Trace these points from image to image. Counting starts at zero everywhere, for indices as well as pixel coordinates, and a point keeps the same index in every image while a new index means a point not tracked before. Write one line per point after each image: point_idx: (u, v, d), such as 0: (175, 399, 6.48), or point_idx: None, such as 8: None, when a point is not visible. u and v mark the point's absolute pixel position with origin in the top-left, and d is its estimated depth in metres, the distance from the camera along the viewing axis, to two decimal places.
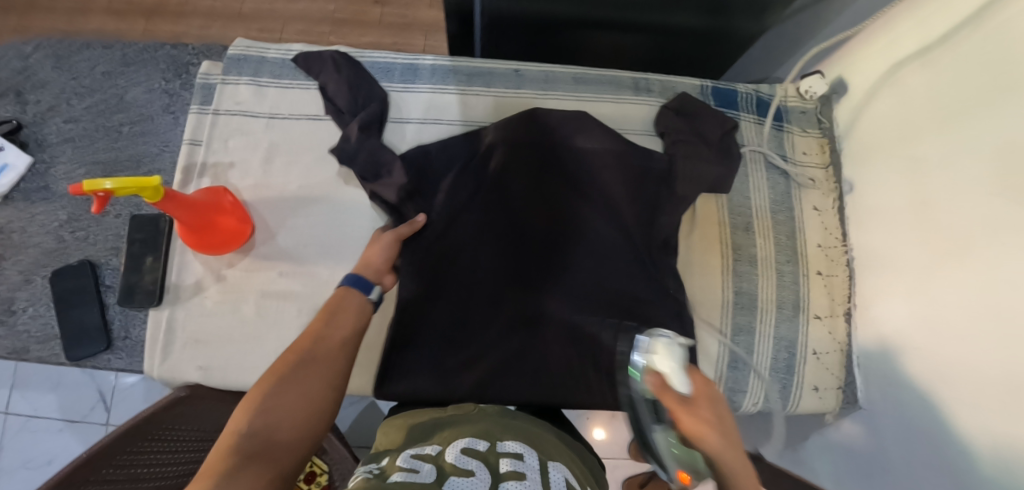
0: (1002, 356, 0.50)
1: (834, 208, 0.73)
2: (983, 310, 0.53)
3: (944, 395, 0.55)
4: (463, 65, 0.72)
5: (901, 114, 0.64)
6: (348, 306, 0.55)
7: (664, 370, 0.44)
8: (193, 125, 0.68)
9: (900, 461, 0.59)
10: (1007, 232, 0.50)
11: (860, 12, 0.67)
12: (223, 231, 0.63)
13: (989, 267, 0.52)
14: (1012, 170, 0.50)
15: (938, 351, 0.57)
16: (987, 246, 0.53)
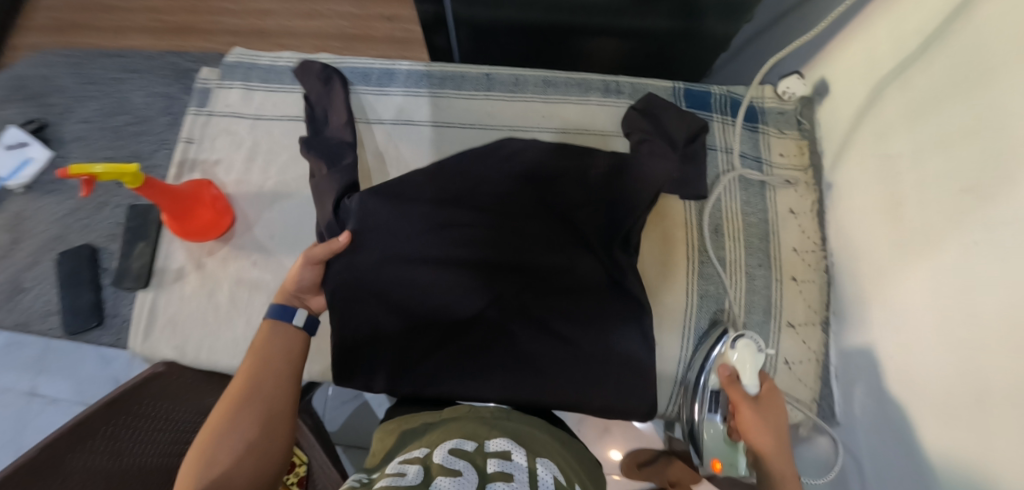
0: (970, 359, 0.48)
1: (811, 211, 0.70)
2: (951, 310, 0.51)
3: (914, 398, 0.54)
4: (436, 69, 0.75)
5: (876, 118, 0.62)
6: (273, 335, 0.57)
7: (739, 368, 0.58)
8: (188, 125, 0.74)
9: (874, 467, 0.58)
10: (976, 230, 0.48)
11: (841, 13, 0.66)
12: (202, 220, 0.68)
13: (958, 266, 0.50)
14: (980, 166, 0.49)
15: (908, 353, 0.55)
16: (954, 243, 0.51)
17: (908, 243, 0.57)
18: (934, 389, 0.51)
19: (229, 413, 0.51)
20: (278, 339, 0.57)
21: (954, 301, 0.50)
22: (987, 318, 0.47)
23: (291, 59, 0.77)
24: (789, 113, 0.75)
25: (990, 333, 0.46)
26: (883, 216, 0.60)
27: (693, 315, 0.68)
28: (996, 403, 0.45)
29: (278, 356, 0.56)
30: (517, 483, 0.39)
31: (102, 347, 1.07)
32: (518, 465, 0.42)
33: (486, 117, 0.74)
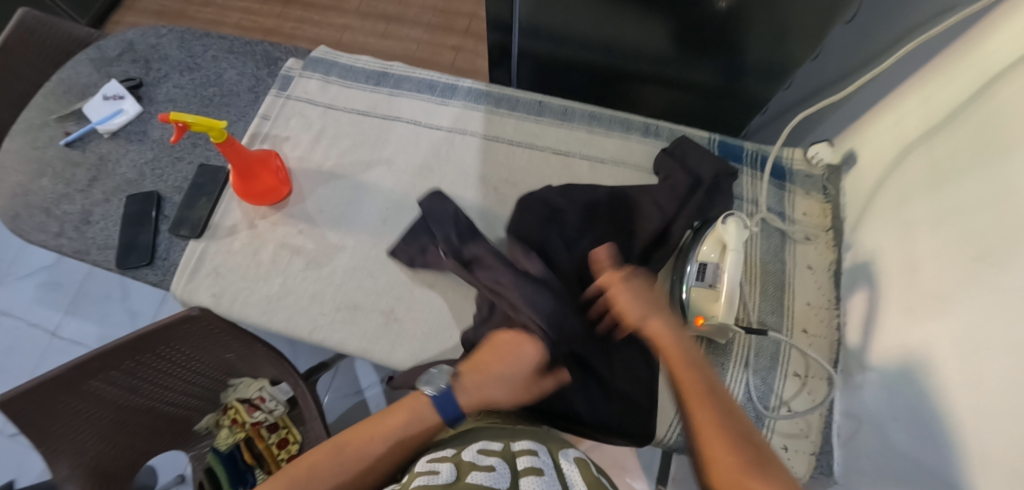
0: (974, 420, 0.49)
1: (828, 269, 0.73)
2: (957, 370, 0.52)
3: (920, 456, 0.54)
4: (495, 90, 0.82)
5: (900, 191, 0.66)
6: (409, 419, 0.56)
7: (728, 237, 0.65)
8: (267, 104, 0.83)
9: None
10: (986, 295, 0.51)
11: (878, 91, 0.72)
12: (264, 184, 0.75)
13: (966, 328, 0.52)
14: (992, 236, 0.52)
15: (915, 412, 0.56)
16: (962, 307, 0.53)
17: (921, 309, 0.59)
18: (939, 449, 0.52)
19: (326, 461, 0.52)
20: (409, 428, 0.55)
21: (958, 363, 0.52)
22: (991, 380, 0.48)
23: (368, 62, 0.85)
24: (816, 178, 0.79)
25: (995, 394, 0.47)
26: (901, 284, 0.63)
27: (700, 349, 0.69)
28: (998, 461, 0.45)
29: (393, 443, 0.54)
30: (547, 476, 0.43)
31: (128, 279, 1.15)
32: (545, 461, 0.47)
33: (533, 138, 0.79)
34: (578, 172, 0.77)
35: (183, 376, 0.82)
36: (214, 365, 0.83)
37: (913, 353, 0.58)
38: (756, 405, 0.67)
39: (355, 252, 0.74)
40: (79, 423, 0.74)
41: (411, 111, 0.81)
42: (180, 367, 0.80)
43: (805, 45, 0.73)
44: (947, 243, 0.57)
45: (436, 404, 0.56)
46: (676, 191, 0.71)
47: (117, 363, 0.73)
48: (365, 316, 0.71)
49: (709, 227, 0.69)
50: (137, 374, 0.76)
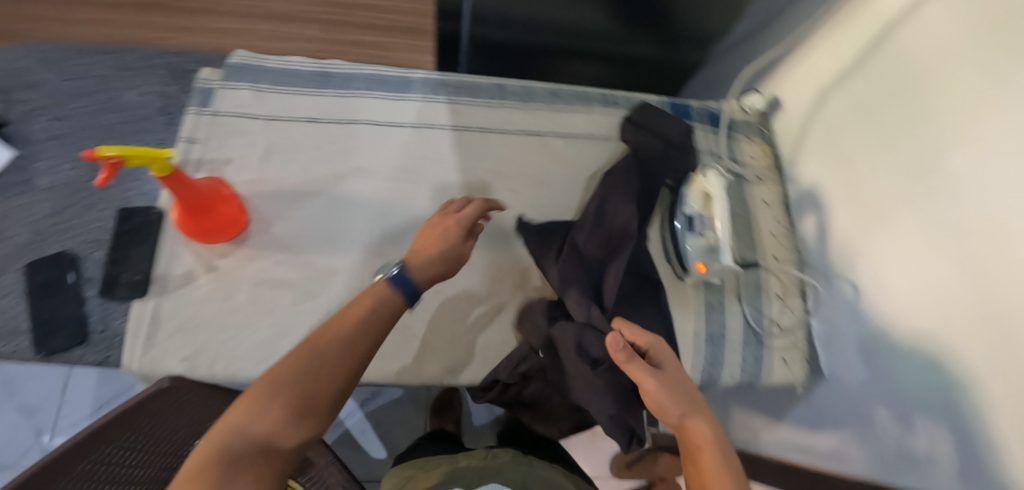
0: (940, 304, 0.59)
1: (778, 201, 0.83)
2: (913, 267, 0.63)
3: (891, 346, 0.64)
4: (452, 79, 0.78)
5: (830, 128, 0.77)
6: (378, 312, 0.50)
7: (712, 189, 0.70)
8: (189, 125, 0.70)
9: (872, 412, 0.66)
10: (925, 200, 0.62)
11: (791, 44, 0.83)
12: (220, 218, 0.64)
13: (913, 231, 0.63)
14: (918, 152, 0.63)
15: (882, 309, 0.66)
16: (907, 215, 0.64)
17: (872, 222, 0.69)
18: (906, 335, 0.62)
19: (256, 403, 0.43)
20: (356, 338, 0.47)
21: (914, 261, 0.63)
22: (943, 270, 0.58)
23: (302, 63, 0.76)
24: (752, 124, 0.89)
25: (948, 281, 0.58)
26: (849, 205, 0.73)
27: (700, 292, 0.74)
28: (961, 335, 0.55)
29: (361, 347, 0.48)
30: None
31: (7, 366, 0.91)
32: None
33: (504, 123, 0.78)
34: (557, 150, 0.78)
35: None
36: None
37: (873, 259, 0.69)
38: (754, 330, 0.75)
39: (348, 272, 0.67)
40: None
41: (368, 111, 0.75)
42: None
43: (722, 8, 0.80)
44: (884, 165, 0.68)
45: (397, 283, 0.52)
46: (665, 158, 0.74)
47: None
48: None
49: (688, 181, 0.73)
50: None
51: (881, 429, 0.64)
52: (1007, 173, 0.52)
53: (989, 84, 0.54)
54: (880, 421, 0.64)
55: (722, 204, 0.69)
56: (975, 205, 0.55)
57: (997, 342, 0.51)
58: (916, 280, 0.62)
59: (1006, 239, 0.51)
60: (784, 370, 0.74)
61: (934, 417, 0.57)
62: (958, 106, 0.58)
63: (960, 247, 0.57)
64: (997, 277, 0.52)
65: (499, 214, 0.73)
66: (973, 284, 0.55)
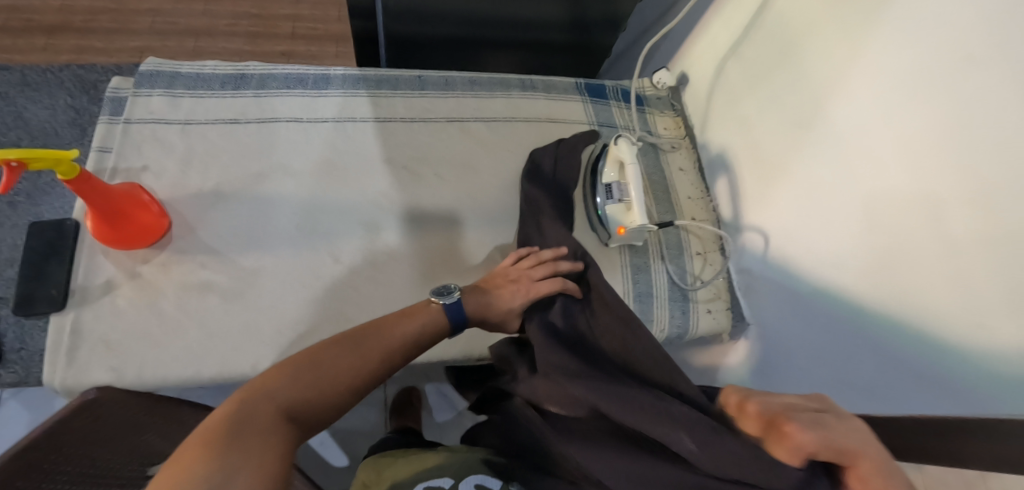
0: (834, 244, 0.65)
1: (693, 168, 0.89)
2: (810, 213, 0.69)
3: (801, 285, 0.70)
4: (371, 73, 0.80)
5: (730, 95, 0.83)
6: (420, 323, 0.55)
7: (624, 155, 0.75)
8: (101, 134, 0.70)
9: (790, 349, 0.71)
10: (812, 151, 0.68)
11: (691, 23, 0.89)
12: (139, 225, 0.63)
13: (805, 181, 0.70)
14: (802, 108, 0.69)
15: (790, 253, 0.72)
16: (799, 167, 0.71)
17: (770, 177, 0.76)
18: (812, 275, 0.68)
19: (281, 379, 0.44)
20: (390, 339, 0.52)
21: (809, 209, 0.69)
22: (834, 212, 0.65)
23: (217, 67, 0.76)
24: (664, 99, 0.95)
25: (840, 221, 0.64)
26: (751, 164, 0.80)
27: (626, 255, 0.79)
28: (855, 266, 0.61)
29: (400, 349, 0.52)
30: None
31: None
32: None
33: (426, 113, 0.80)
34: (480, 134, 0.81)
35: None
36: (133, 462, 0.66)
37: (778, 211, 0.75)
38: (679, 286, 0.80)
39: (278, 267, 0.67)
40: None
41: (288, 109, 0.76)
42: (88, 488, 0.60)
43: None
44: (775, 126, 0.74)
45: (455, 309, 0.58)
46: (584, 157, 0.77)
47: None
48: (312, 328, 0.66)
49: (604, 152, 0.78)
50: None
51: (795, 367, 0.70)
52: (873, 122, 0.59)
53: (855, 43, 0.61)
54: (792, 357, 0.71)
55: (633, 168, 0.74)
56: (851, 153, 0.62)
57: (885, 272, 0.58)
58: (813, 226, 0.69)
59: (882, 180, 0.59)
60: (709, 320, 0.80)
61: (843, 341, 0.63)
62: (832, 62, 0.64)
63: (844, 192, 0.64)
64: (880, 214, 0.59)
65: (427, 199, 0.74)
66: (858, 224, 0.62)
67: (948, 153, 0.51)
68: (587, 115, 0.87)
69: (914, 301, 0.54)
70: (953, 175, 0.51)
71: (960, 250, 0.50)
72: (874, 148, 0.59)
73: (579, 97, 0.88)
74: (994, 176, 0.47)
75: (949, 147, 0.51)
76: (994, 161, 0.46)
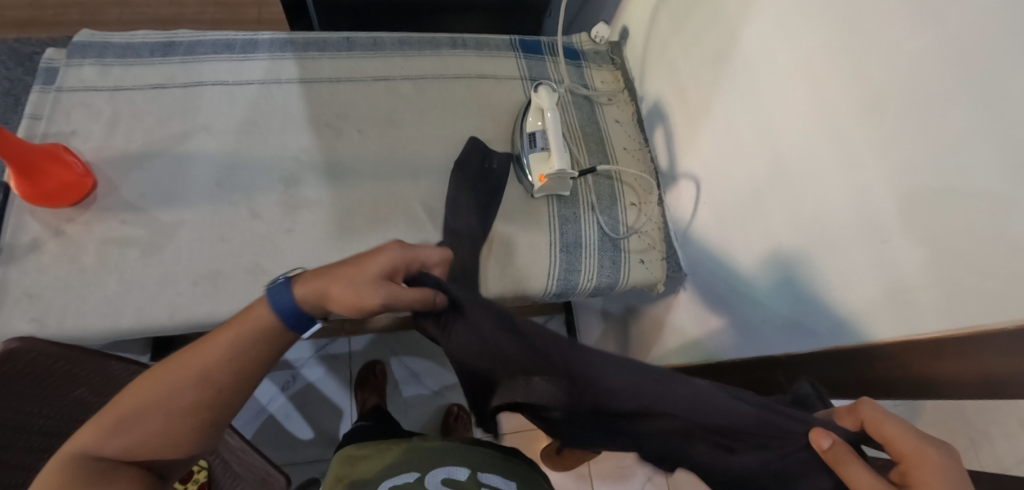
0: (762, 187, 0.63)
1: (631, 119, 0.88)
2: (735, 156, 0.67)
3: (736, 231, 0.68)
4: (298, 37, 0.81)
5: (660, 41, 0.80)
6: (252, 330, 0.43)
7: (542, 101, 0.75)
8: (34, 102, 0.72)
9: (732, 294, 0.71)
10: (735, 92, 0.65)
11: None
12: (58, 181, 0.64)
13: (729, 124, 0.67)
14: (723, 48, 0.67)
15: (722, 200, 0.71)
16: (723, 111, 0.68)
17: (694, 118, 0.74)
18: (746, 221, 0.66)
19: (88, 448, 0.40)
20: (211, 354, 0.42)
21: (733, 154, 0.67)
22: (758, 154, 0.63)
23: (147, 36, 0.78)
24: (603, 53, 0.93)
25: (765, 164, 0.62)
26: (680, 109, 0.78)
27: (553, 206, 0.78)
28: (784, 210, 0.60)
29: (229, 362, 0.42)
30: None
31: None
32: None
33: (352, 72, 0.81)
34: (406, 92, 0.81)
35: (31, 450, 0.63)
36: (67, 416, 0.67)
37: (705, 155, 0.73)
38: (611, 236, 0.79)
39: (197, 224, 0.69)
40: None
41: (214, 74, 0.77)
42: (13, 433, 0.62)
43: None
44: (695, 67, 0.73)
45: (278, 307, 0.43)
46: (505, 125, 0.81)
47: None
48: (230, 280, 0.67)
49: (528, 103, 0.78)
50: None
51: (737, 311, 0.70)
52: (776, 49, 0.57)
53: None
54: (733, 300, 0.70)
55: (552, 114, 0.75)
56: (761, 85, 0.61)
57: (811, 215, 0.56)
58: (740, 168, 0.66)
59: (798, 119, 0.56)
60: (642, 270, 0.80)
61: (777, 284, 0.62)
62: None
63: (756, 127, 0.62)
64: (787, 145, 0.58)
65: (350, 156, 0.75)
66: (774, 159, 0.60)
67: (850, 76, 0.49)
68: (519, 71, 0.86)
69: (829, 231, 0.53)
70: (864, 108, 0.48)
71: (859, 169, 0.49)
72: (792, 84, 0.56)
73: (512, 53, 0.87)
74: (903, 111, 0.44)
75: (863, 78, 0.47)
76: (903, 94, 0.44)
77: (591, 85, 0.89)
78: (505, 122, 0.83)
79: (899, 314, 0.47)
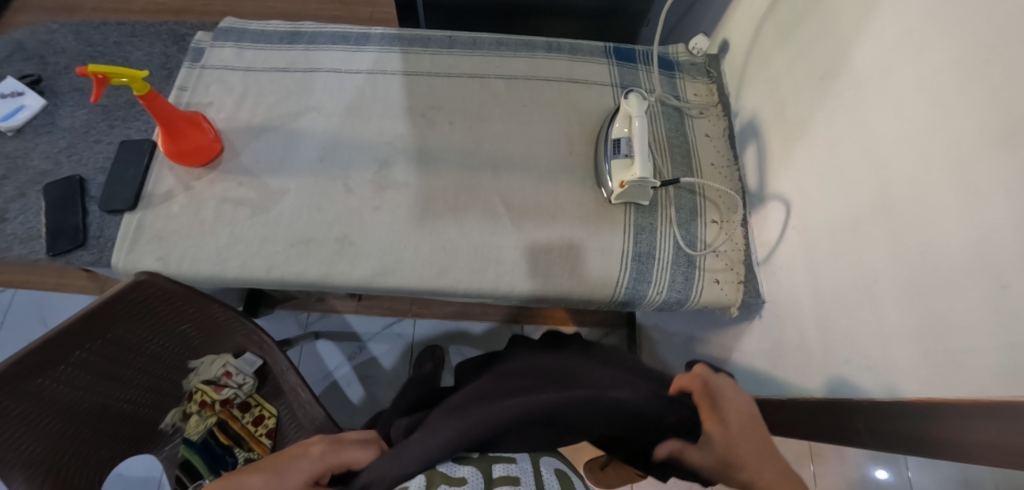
0: (860, 219, 0.58)
1: (722, 135, 0.85)
2: (832, 181, 0.63)
3: (825, 262, 0.64)
4: (406, 32, 0.87)
5: (763, 54, 0.77)
6: None
7: (632, 109, 0.74)
8: (182, 76, 0.84)
9: (812, 326, 0.66)
10: (841, 113, 0.61)
11: None
12: (193, 143, 0.74)
13: (830, 147, 0.63)
14: (833, 64, 0.63)
15: (812, 227, 0.66)
16: (824, 132, 0.64)
17: (792, 137, 0.70)
18: (839, 254, 0.62)
19: None
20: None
21: (831, 179, 0.63)
22: (860, 181, 0.58)
23: (278, 25, 0.88)
24: (699, 65, 0.90)
25: (867, 191, 0.57)
26: (776, 127, 0.74)
27: (630, 214, 0.77)
28: (882, 243, 0.55)
29: None
30: (522, 485, 0.47)
31: None
32: (523, 467, 0.51)
33: (450, 68, 0.85)
34: (496, 90, 0.85)
35: (140, 369, 0.75)
36: (175, 348, 0.78)
37: (799, 176, 0.69)
38: (686, 250, 0.77)
39: (297, 193, 0.76)
40: (30, 431, 0.64)
41: (330, 61, 0.85)
42: (134, 355, 0.73)
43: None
44: (798, 86, 0.69)
45: None
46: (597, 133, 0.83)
47: (65, 353, 0.65)
48: (320, 246, 0.73)
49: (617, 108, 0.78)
50: (88, 368, 0.68)
51: (813, 348, 0.65)
52: (897, 68, 0.53)
53: None
54: (813, 334, 0.65)
55: (640, 121, 0.74)
56: (872, 106, 0.56)
57: (915, 252, 0.51)
58: (836, 194, 0.62)
59: (910, 148, 0.51)
60: (716, 290, 0.76)
61: (868, 321, 0.57)
62: (868, 11, 0.57)
63: (863, 152, 0.58)
64: (896, 174, 0.53)
65: (439, 146, 0.80)
66: (878, 187, 0.56)
67: (983, 104, 0.44)
68: (611, 78, 0.87)
69: (940, 271, 0.48)
70: (994, 140, 0.43)
71: (984, 203, 0.44)
72: (909, 108, 0.52)
73: (605, 60, 0.88)
74: None
75: (997, 108, 0.43)
76: None
77: (682, 96, 0.87)
78: (591, 127, 0.84)
79: (1004, 377, 0.42)
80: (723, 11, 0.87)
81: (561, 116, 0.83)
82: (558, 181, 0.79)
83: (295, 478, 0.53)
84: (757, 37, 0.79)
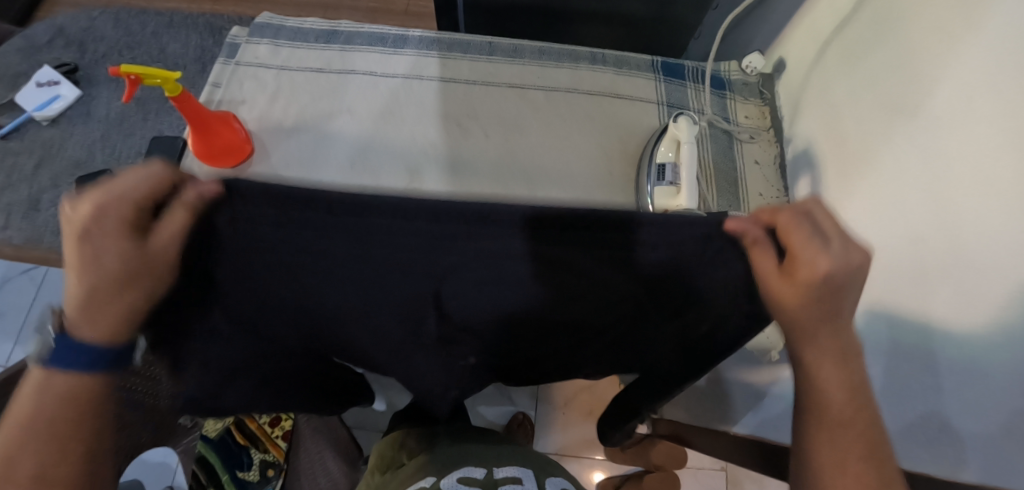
0: (927, 272, 0.52)
1: (773, 162, 0.80)
2: (897, 224, 0.57)
3: (885, 313, 0.58)
4: (445, 36, 0.84)
5: (824, 77, 0.72)
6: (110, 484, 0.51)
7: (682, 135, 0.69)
8: (217, 72, 0.82)
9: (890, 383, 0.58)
10: (909, 144, 0.55)
11: None
12: (225, 144, 0.73)
13: (894, 183, 0.57)
14: (902, 90, 0.58)
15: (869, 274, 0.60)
16: (889, 167, 0.58)
17: (852, 171, 0.65)
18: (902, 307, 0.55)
19: None
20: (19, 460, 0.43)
21: (894, 219, 0.57)
22: (927, 225, 0.52)
23: (315, 23, 0.86)
24: (752, 85, 0.85)
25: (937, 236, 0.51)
26: (835, 153, 0.69)
27: None
28: (951, 298, 0.49)
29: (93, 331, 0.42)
30: None
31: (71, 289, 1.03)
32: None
33: (488, 76, 0.82)
34: (536, 100, 0.81)
35: None
36: None
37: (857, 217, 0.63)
38: None
39: None
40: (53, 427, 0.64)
41: (365, 64, 0.83)
42: None
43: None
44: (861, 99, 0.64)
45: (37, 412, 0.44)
46: (642, 154, 0.78)
47: None
48: None
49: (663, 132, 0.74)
50: None
51: (909, 376, 0.55)
52: (975, 102, 0.48)
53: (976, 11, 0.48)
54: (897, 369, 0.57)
55: (687, 146, 0.69)
56: (950, 104, 0.50)
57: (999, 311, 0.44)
58: (901, 238, 0.56)
59: (987, 189, 0.45)
60: None
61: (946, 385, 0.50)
62: (946, 33, 0.52)
63: (934, 192, 0.52)
64: (971, 224, 0.47)
65: (473, 157, 0.77)
66: (949, 233, 0.49)
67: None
68: (658, 95, 0.82)
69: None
70: None
71: None
72: (987, 144, 0.46)
73: (652, 75, 0.83)
74: None
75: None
76: None
77: (730, 115, 0.83)
78: (633, 145, 0.79)
79: None
80: (781, 29, 0.81)
81: (603, 132, 0.80)
82: (595, 201, 0.76)
83: (111, 247, 0.39)
84: (818, 64, 0.73)
